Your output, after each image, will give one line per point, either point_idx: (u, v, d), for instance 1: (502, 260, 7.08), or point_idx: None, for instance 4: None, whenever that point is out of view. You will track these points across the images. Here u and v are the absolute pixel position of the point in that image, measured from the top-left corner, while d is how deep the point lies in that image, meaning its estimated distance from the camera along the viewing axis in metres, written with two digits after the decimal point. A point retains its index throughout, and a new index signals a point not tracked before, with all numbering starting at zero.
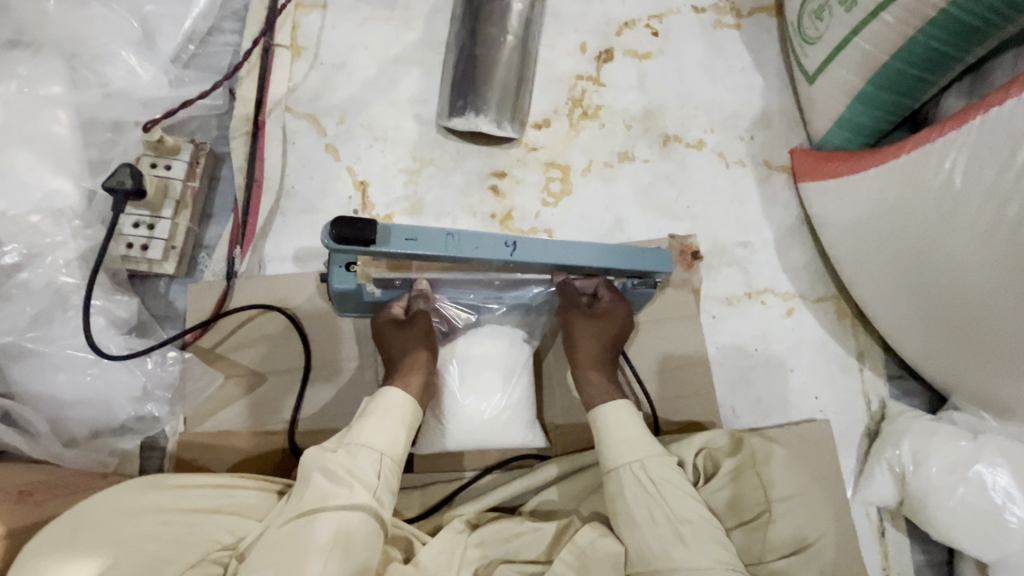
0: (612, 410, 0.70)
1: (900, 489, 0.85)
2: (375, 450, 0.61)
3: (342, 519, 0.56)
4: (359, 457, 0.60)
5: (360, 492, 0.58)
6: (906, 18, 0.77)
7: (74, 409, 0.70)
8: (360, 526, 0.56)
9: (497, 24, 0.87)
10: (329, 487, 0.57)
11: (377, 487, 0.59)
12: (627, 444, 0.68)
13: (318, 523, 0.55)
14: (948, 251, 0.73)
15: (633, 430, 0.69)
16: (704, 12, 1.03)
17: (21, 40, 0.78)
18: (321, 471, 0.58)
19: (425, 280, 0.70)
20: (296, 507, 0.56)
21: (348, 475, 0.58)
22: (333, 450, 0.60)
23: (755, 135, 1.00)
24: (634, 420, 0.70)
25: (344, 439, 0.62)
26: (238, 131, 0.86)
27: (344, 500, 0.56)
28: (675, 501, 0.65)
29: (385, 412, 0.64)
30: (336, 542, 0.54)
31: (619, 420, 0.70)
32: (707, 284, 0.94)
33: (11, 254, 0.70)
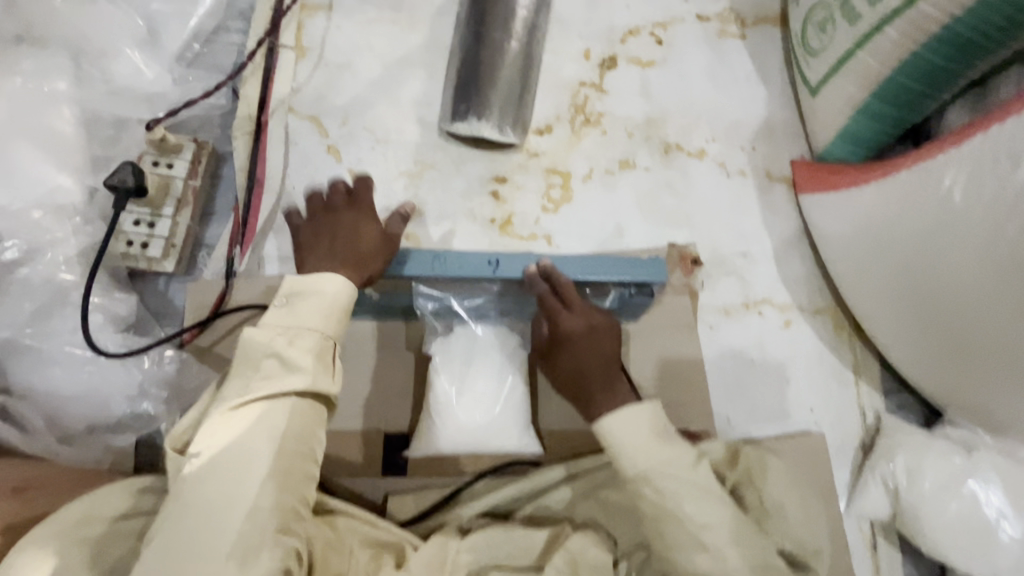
0: (610, 424, 0.65)
1: (893, 504, 0.84)
2: (315, 331, 0.59)
3: (295, 405, 0.57)
4: (302, 339, 0.59)
5: (310, 376, 0.58)
6: (910, 32, 0.78)
7: (71, 405, 0.70)
8: (308, 407, 0.58)
9: (502, 29, 0.87)
10: (279, 370, 0.58)
11: (321, 366, 0.59)
12: (635, 453, 0.64)
13: (266, 409, 0.56)
14: (949, 266, 0.73)
15: (645, 438, 0.64)
16: (708, 21, 1.04)
17: (30, 37, 0.79)
18: (273, 356, 0.58)
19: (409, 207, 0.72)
20: (240, 394, 0.57)
21: (296, 358, 0.58)
22: (282, 334, 0.58)
23: (757, 146, 1.00)
24: (645, 424, 0.65)
25: (290, 318, 0.59)
26: (241, 131, 0.86)
27: (293, 386, 0.57)
28: (690, 505, 0.62)
29: (323, 296, 0.61)
30: (285, 425, 0.56)
31: (622, 428, 0.65)
32: (705, 293, 0.94)
33: (12, 250, 0.71)
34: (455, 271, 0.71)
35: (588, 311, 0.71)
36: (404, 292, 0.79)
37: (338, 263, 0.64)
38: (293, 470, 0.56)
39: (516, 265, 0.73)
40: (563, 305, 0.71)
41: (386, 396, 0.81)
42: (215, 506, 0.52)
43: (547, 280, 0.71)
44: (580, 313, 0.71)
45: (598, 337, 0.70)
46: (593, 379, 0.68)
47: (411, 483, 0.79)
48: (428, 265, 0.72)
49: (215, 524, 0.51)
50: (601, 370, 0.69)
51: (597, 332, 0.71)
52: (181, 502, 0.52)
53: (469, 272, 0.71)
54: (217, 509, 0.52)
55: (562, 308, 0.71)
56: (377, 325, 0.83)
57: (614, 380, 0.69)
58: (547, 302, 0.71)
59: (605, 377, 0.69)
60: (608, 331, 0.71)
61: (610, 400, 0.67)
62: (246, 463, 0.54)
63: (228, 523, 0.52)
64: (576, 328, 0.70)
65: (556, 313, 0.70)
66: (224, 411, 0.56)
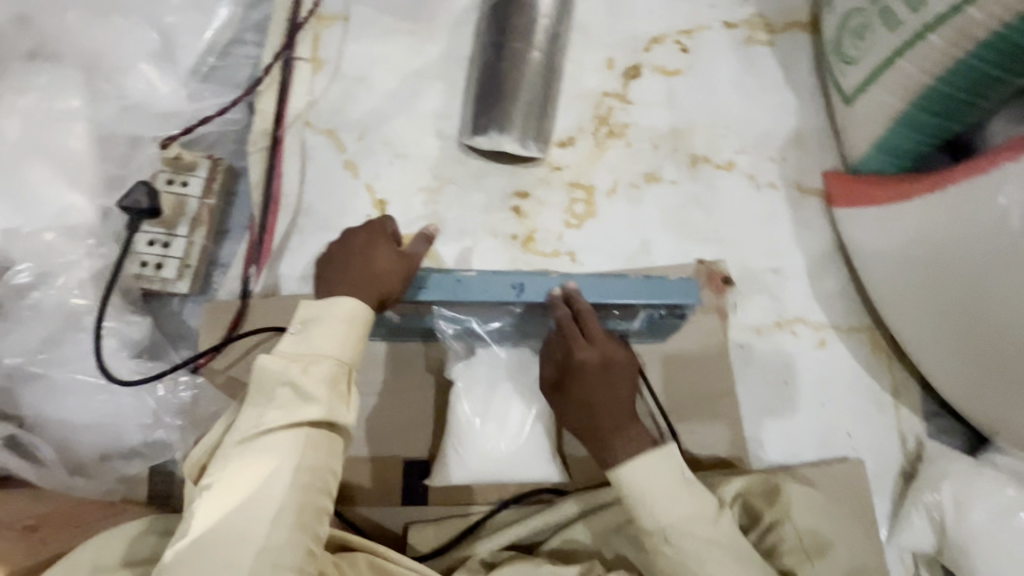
0: (629, 475, 0.63)
1: (938, 537, 0.80)
2: (330, 357, 0.56)
3: (309, 436, 0.53)
4: (317, 367, 0.55)
5: (325, 406, 0.53)
6: (956, 39, 0.74)
7: (84, 434, 0.69)
8: (323, 439, 0.54)
9: (524, 39, 0.84)
10: (293, 399, 0.53)
11: (337, 395, 0.55)
12: (655, 508, 0.63)
13: (279, 441, 0.52)
14: (1013, 290, 0.67)
15: (665, 492, 0.63)
16: (736, 28, 1.00)
17: (44, 53, 0.78)
18: (286, 384, 0.54)
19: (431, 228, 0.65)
20: (252, 425, 0.53)
21: (311, 388, 0.53)
22: (295, 362, 0.54)
23: (788, 157, 0.96)
24: (665, 477, 0.63)
25: (305, 345, 0.56)
26: (255, 146, 0.84)
27: (307, 416, 0.52)
28: (710, 564, 0.61)
29: (335, 324, 0.57)
30: (299, 458, 0.52)
31: (643, 482, 0.63)
32: (735, 312, 0.90)
33: (25, 273, 0.70)
34: (477, 296, 0.67)
35: (606, 343, 0.67)
36: (425, 315, 0.74)
37: (347, 288, 0.60)
38: (309, 505, 0.52)
39: (540, 289, 0.68)
40: (581, 335, 0.67)
41: (405, 421, 0.79)
42: (226, 542, 0.48)
43: (573, 306, 0.66)
44: (598, 345, 0.66)
45: (614, 373, 0.67)
46: (607, 421, 0.66)
47: (431, 512, 0.76)
48: (448, 290, 0.67)
49: (226, 562, 0.47)
50: (613, 410, 0.66)
51: (614, 366, 0.67)
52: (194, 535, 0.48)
53: (492, 297, 0.66)
54: (230, 548, 0.48)
55: (580, 338, 0.66)
56: (397, 347, 0.80)
57: (627, 422, 0.66)
58: (566, 330, 0.66)
59: (618, 418, 0.66)
60: (625, 366, 0.68)
61: (626, 445, 0.65)
62: (259, 500, 0.50)
63: (239, 560, 0.48)
64: (590, 363, 0.66)
65: (572, 342, 0.66)
66: (237, 440, 0.52)
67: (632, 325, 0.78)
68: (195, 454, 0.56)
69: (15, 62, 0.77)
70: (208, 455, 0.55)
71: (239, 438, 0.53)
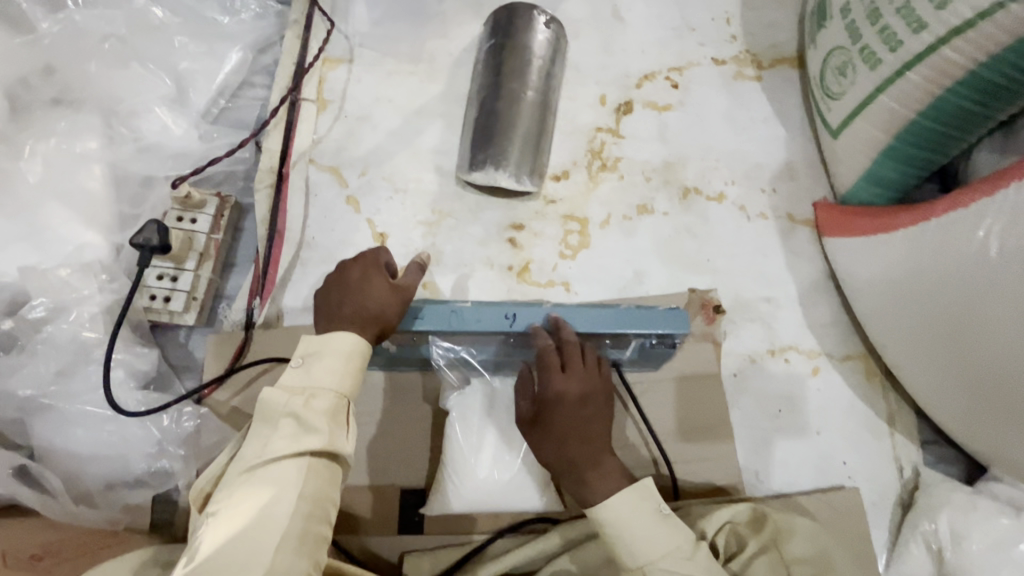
0: (608, 513, 0.64)
1: (938, 568, 0.79)
2: (330, 391, 0.57)
3: (310, 464, 0.54)
4: (319, 400, 0.56)
5: (326, 435, 0.55)
6: (934, 77, 0.76)
7: (91, 463, 0.71)
8: (325, 469, 0.55)
9: (519, 79, 0.88)
10: (296, 429, 0.55)
11: (338, 425, 0.56)
12: (635, 546, 0.62)
13: (282, 470, 0.53)
14: (987, 320, 0.70)
15: (643, 527, 0.63)
16: (724, 65, 1.04)
17: (65, 99, 0.83)
18: (289, 415, 0.55)
19: (423, 256, 0.70)
20: (255, 454, 0.54)
21: (313, 420, 0.55)
22: (298, 395, 0.56)
23: (778, 188, 0.99)
24: (642, 512, 0.64)
25: (306, 378, 0.58)
26: (262, 183, 0.88)
27: (308, 446, 0.54)
28: None
29: (335, 358, 0.59)
30: (301, 487, 0.52)
31: (622, 519, 0.63)
32: (728, 340, 0.91)
33: (39, 308, 0.73)
34: (472, 326, 0.69)
35: (583, 374, 0.69)
36: (421, 344, 0.76)
37: (347, 321, 0.63)
38: (310, 532, 0.52)
39: (532, 319, 0.71)
40: (560, 366, 0.69)
41: (402, 449, 0.80)
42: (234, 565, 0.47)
43: (558, 337, 0.71)
44: (575, 377, 0.69)
45: (589, 407, 0.69)
46: (583, 456, 0.67)
47: (429, 541, 0.77)
48: (443, 320, 0.70)
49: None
50: (588, 443, 0.67)
51: (590, 401, 0.69)
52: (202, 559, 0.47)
53: (485, 327, 0.69)
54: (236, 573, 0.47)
55: (559, 369, 0.68)
56: (396, 377, 0.82)
57: (602, 457, 0.67)
58: (547, 360, 0.68)
59: (593, 451, 0.67)
60: (600, 399, 0.69)
61: (602, 481, 0.66)
62: (266, 525, 0.50)
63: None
64: (568, 395, 0.68)
65: (550, 373, 0.68)
66: (241, 469, 0.53)
67: (625, 355, 0.80)
68: (200, 482, 0.57)
69: (39, 108, 0.82)
70: (212, 482, 0.57)
71: (243, 467, 0.54)
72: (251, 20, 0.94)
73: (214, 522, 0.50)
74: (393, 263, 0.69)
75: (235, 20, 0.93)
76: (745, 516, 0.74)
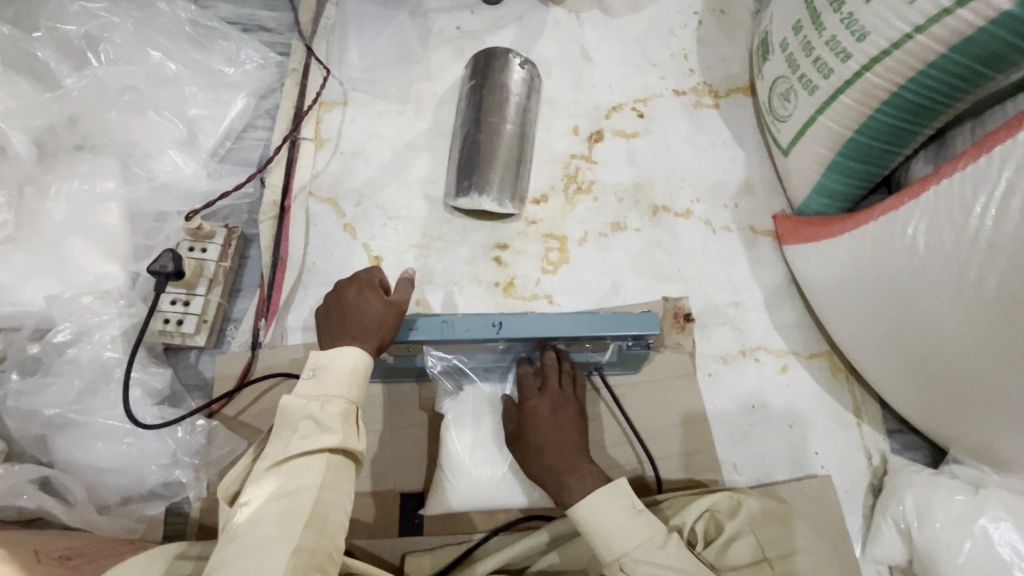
0: (586, 510, 0.68)
1: (908, 547, 0.85)
2: (342, 398, 0.63)
3: (330, 459, 0.59)
4: (330, 406, 0.62)
5: (340, 434, 0.60)
6: (863, 99, 0.86)
7: (111, 475, 0.77)
8: (342, 465, 0.60)
9: (497, 114, 0.97)
10: (314, 430, 0.60)
11: (350, 427, 0.62)
12: (611, 538, 0.67)
13: (305, 464, 0.58)
14: (924, 312, 0.77)
15: (615, 522, 0.68)
16: (685, 95, 1.14)
17: (87, 145, 0.92)
18: (308, 418, 0.61)
19: (410, 274, 0.76)
20: (279, 451, 0.59)
21: (328, 421, 0.61)
22: (314, 400, 0.62)
23: (739, 203, 1.08)
24: (617, 508, 0.69)
25: (319, 387, 0.63)
26: (266, 216, 0.96)
27: (326, 443, 0.59)
28: None
29: (343, 368, 0.65)
30: (322, 479, 0.58)
31: (598, 515, 0.68)
32: (702, 343, 0.99)
33: (64, 332, 0.80)
34: (461, 334, 0.74)
35: (555, 392, 0.78)
36: (416, 355, 0.81)
37: (347, 339, 0.68)
38: (327, 517, 0.56)
39: (518, 327, 0.76)
40: (536, 386, 0.79)
41: (402, 454, 0.85)
42: (262, 542, 0.52)
43: (540, 339, 0.77)
44: (548, 395, 0.78)
45: (562, 417, 0.76)
46: (559, 461, 0.73)
47: (428, 541, 0.81)
48: (435, 331, 0.75)
49: (262, 566, 0.51)
50: (564, 451, 0.74)
51: (564, 414, 0.77)
52: (237, 540, 0.53)
53: (473, 335, 0.74)
54: (263, 548, 0.52)
55: (535, 389, 0.78)
56: (394, 388, 0.88)
57: (578, 461, 0.73)
58: (525, 381, 0.79)
59: (569, 458, 0.73)
60: (571, 411, 0.77)
61: (579, 483, 0.71)
62: (293, 507, 0.55)
63: (272, 564, 0.51)
64: (542, 408, 0.76)
65: (527, 392, 0.77)
66: (272, 463, 0.58)
67: (604, 358, 0.86)
68: (226, 481, 0.61)
69: (65, 153, 0.91)
70: (238, 482, 0.61)
71: (269, 464, 0.59)
72: (254, 70, 1.05)
73: (246, 510, 0.55)
74: (386, 282, 0.76)
75: (239, 71, 1.03)
76: (724, 504, 0.77)
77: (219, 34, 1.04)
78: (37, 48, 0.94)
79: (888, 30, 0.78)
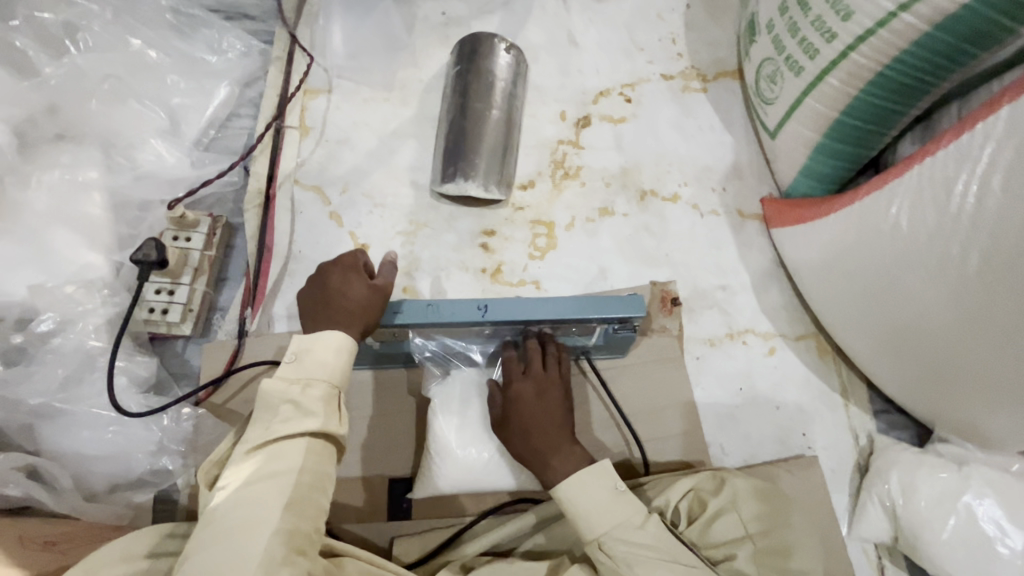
0: (567, 490, 0.69)
1: (894, 525, 0.86)
2: (324, 382, 0.63)
3: (310, 444, 0.60)
4: (313, 389, 0.62)
5: (321, 418, 0.61)
6: (849, 80, 0.85)
7: (96, 463, 0.77)
8: (322, 448, 0.61)
9: (483, 100, 0.97)
10: (294, 414, 0.60)
11: (331, 411, 0.62)
12: (592, 517, 0.68)
13: (283, 448, 0.59)
14: (908, 291, 0.78)
15: (597, 501, 0.69)
16: (672, 79, 1.14)
17: (68, 134, 0.91)
18: (288, 402, 0.61)
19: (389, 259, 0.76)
20: (259, 435, 0.59)
21: (309, 405, 0.61)
22: (295, 383, 0.62)
23: (727, 187, 1.08)
24: (599, 490, 0.70)
25: (300, 371, 0.63)
26: (251, 204, 0.95)
27: (306, 427, 0.59)
28: (640, 567, 0.65)
29: (326, 353, 0.65)
30: (301, 463, 0.58)
31: (580, 495, 0.69)
32: (689, 326, 0.99)
33: (47, 322, 0.80)
34: (446, 317, 0.74)
35: (539, 375, 0.78)
36: (402, 339, 0.81)
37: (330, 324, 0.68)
38: (308, 501, 0.57)
39: (504, 310, 0.76)
40: (521, 369, 0.78)
41: (390, 440, 0.86)
42: (240, 527, 0.53)
43: (525, 322, 0.77)
44: (532, 378, 0.78)
45: (547, 400, 0.76)
46: (544, 443, 0.73)
47: (416, 525, 0.82)
48: (421, 314, 0.75)
49: (242, 549, 0.52)
50: (548, 434, 0.74)
51: (547, 397, 0.77)
52: (215, 525, 0.53)
53: (459, 318, 0.74)
54: (242, 532, 0.53)
55: (519, 372, 0.78)
56: (382, 375, 0.88)
57: (562, 443, 0.74)
58: (509, 364, 0.79)
59: (553, 439, 0.74)
60: (556, 394, 0.77)
61: (564, 464, 0.72)
62: (269, 489, 0.56)
63: (251, 549, 0.52)
64: (526, 392, 0.76)
65: (511, 375, 0.77)
66: (252, 446, 0.58)
67: (591, 341, 0.86)
68: (205, 464, 0.61)
69: (45, 143, 0.90)
70: (218, 466, 0.61)
71: (247, 448, 0.59)
72: (237, 58, 1.04)
73: (223, 494, 0.56)
74: (370, 265, 0.76)
75: (222, 58, 1.02)
76: (707, 483, 0.77)
77: (200, 22, 1.03)
78: (16, 37, 0.93)
79: (872, 9, 0.78)
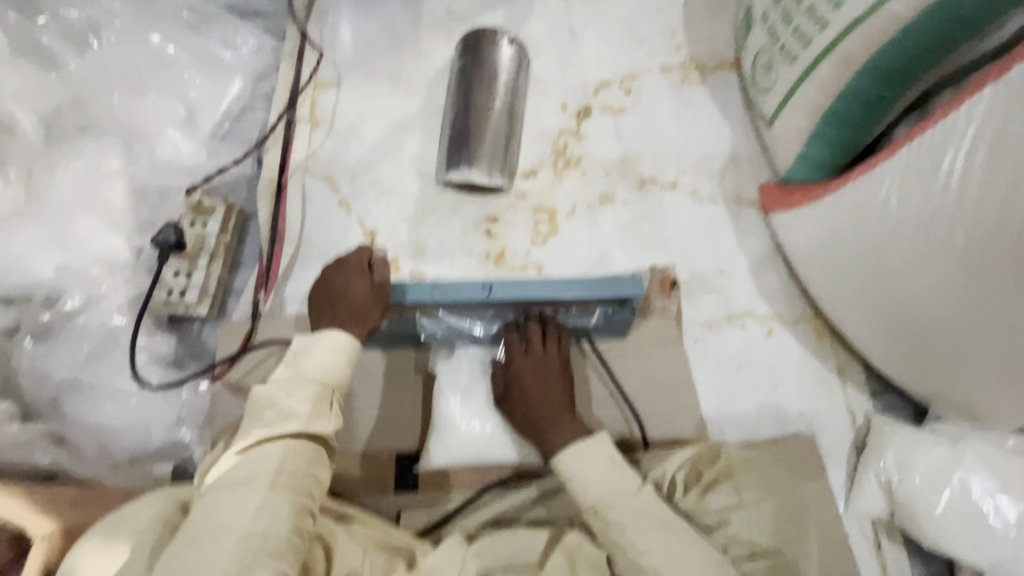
0: (566, 459, 0.73)
1: (889, 500, 0.88)
2: (317, 382, 0.67)
3: (289, 446, 0.62)
4: (302, 390, 0.65)
5: (304, 420, 0.64)
6: (842, 66, 0.87)
7: (120, 433, 0.83)
8: (304, 449, 0.64)
9: (486, 92, 1.00)
10: (276, 419, 0.64)
11: (319, 411, 0.65)
12: (590, 484, 0.71)
13: (263, 451, 0.62)
14: (899, 270, 0.80)
15: (595, 470, 0.72)
16: (671, 71, 1.16)
17: (91, 126, 0.96)
18: (271, 408, 0.64)
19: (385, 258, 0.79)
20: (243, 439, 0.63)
21: (295, 407, 0.64)
22: (281, 389, 0.65)
23: (725, 175, 1.10)
24: (597, 460, 0.73)
25: (296, 372, 0.67)
26: (264, 192, 0.99)
27: (286, 431, 0.63)
28: (632, 531, 0.67)
29: (323, 358, 0.68)
30: (279, 463, 0.61)
31: (578, 464, 0.72)
32: (687, 309, 1.01)
33: (73, 300, 0.86)
34: (452, 297, 0.78)
35: (540, 355, 0.82)
36: (411, 321, 0.84)
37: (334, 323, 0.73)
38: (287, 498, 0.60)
39: (505, 290, 0.79)
40: (523, 349, 0.82)
41: (397, 416, 0.89)
42: (216, 526, 0.55)
43: (526, 301, 0.80)
44: (533, 357, 0.82)
45: (546, 378, 0.81)
46: (543, 416, 0.78)
47: (421, 497, 0.85)
48: (428, 293, 0.79)
49: (213, 546, 0.54)
50: (547, 408, 0.79)
51: (547, 374, 0.81)
52: (193, 526, 0.56)
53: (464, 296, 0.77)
54: (217, 531, 0.55)
55: (521, 352, 0.82)
56: (390, 355, 0.91)
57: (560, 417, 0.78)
58: (512, 345, 0.83)
59: (552, 413, 0.78)
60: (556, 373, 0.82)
61: (561, 436, 0.76)
62: (246, 488, 0.58)
63: (221, 550, 0.54)
64: (526, 370, 0.81)
65: (513, 355, 0.82)
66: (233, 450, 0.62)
67: (591, 322, 0.88)
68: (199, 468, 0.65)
69: (70, 134, 0.95)
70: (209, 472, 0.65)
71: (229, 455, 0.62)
72: (251, 53, 1.08)
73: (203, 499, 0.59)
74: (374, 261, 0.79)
75: (236, 54, 1.06)
76: (703, 455, 0.79)
77: (215, 19, 1.07)
78: (43, 35, 0.98)
79: None
